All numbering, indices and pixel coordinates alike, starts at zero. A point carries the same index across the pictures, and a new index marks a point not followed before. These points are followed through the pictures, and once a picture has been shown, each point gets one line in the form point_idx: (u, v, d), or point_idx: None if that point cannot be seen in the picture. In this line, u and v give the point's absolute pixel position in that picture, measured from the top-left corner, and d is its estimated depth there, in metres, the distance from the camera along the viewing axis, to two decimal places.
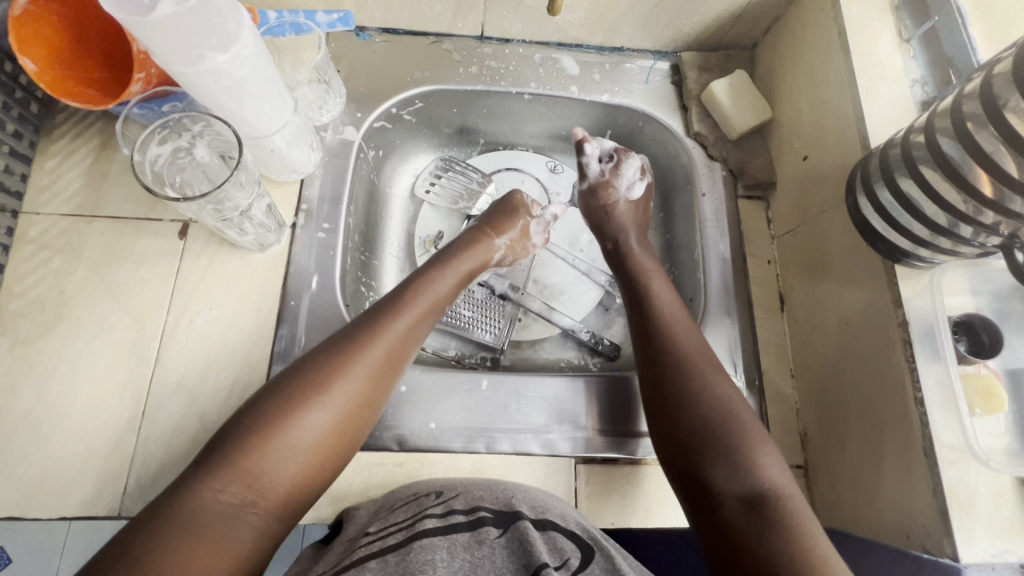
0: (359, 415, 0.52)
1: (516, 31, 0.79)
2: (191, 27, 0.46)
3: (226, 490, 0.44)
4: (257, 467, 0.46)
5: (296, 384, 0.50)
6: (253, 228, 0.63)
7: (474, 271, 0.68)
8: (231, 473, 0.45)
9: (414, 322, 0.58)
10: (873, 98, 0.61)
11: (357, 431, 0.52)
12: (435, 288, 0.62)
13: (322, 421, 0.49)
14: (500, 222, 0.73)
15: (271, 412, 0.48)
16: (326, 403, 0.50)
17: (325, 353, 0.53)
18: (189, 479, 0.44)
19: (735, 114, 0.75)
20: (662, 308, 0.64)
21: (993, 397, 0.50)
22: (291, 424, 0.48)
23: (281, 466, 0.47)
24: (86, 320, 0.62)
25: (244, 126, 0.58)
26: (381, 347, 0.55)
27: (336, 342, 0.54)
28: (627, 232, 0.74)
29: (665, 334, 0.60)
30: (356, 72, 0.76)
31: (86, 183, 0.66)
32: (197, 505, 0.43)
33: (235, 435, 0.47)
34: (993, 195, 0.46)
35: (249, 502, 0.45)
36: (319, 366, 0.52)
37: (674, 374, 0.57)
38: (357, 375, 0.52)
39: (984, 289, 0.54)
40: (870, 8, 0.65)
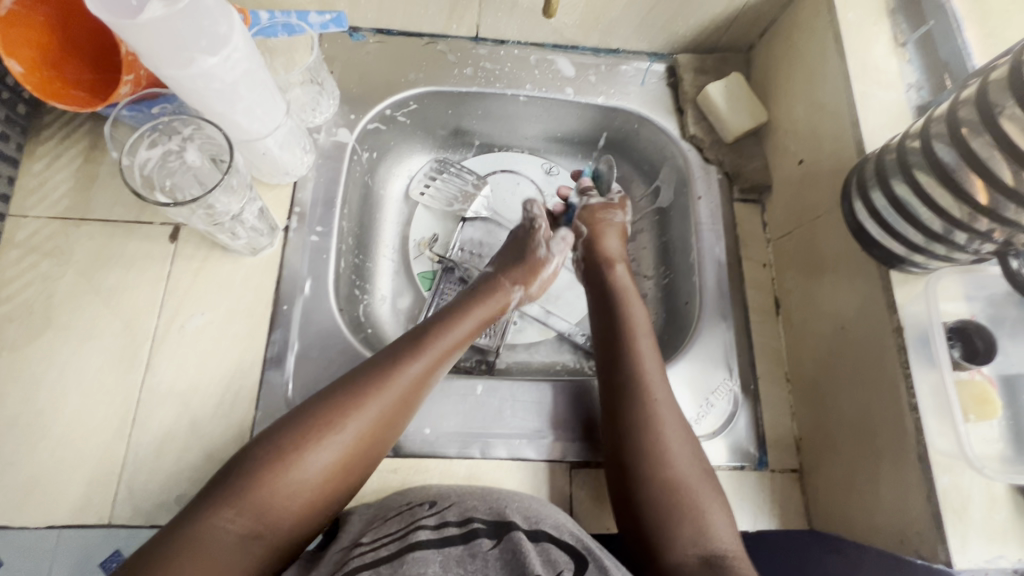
0: (370, 459, 0.52)
1: (511, 32, 0.78)
2: (182, 29, 0.46)
3: (237, 520, 0.45)
4: (270, 501, 0.46)
5: (315, 419, 0.50)
6: (245, 232, 0.62)
7: (489, 318, 0.67)
8: (243, 503, 0.45)
9: (430, 368, 0.58)
10: (869, 103, 0.61)
11: (367, 468, 0.52)
12: (453, 331, 0.61)
13: (336, 458, 0.49)
14: (524, 273, 0.72)
15: (288, 447, 0.48)
16: (340, 445, 0.50)
17: (340, 391, 0.53)
18: (202, 507, 0.45)
19: (730, 117, 0.75)
20: (643, 353, 0.61)
21: (987, 403, 0.50)
22: (303, 464, 0.48)
23: (291, 502, 0.47)
24: (76, 326, 0.61)
25: (235, 128, 0.57)
26: (396, 390, 0.54)
27: (351, 382, 0.54)
28: (617, 262, 0.73)
29: (643, 387, 0.58)
30: (350, 73, 0.76)
31: (75, 185, 0.65)
32: (206, 530, 0.44)
33: (251, 464, 0.47)
34: (988, 203, 0.46)
35: (256, 534, 0.45)
36: (336, 403, 0.51)
37: (644, 424, 0.56)
38: (370, 420, 0.52)
39: (978, 295, 0.54)
40: (866, 12, 0.65)
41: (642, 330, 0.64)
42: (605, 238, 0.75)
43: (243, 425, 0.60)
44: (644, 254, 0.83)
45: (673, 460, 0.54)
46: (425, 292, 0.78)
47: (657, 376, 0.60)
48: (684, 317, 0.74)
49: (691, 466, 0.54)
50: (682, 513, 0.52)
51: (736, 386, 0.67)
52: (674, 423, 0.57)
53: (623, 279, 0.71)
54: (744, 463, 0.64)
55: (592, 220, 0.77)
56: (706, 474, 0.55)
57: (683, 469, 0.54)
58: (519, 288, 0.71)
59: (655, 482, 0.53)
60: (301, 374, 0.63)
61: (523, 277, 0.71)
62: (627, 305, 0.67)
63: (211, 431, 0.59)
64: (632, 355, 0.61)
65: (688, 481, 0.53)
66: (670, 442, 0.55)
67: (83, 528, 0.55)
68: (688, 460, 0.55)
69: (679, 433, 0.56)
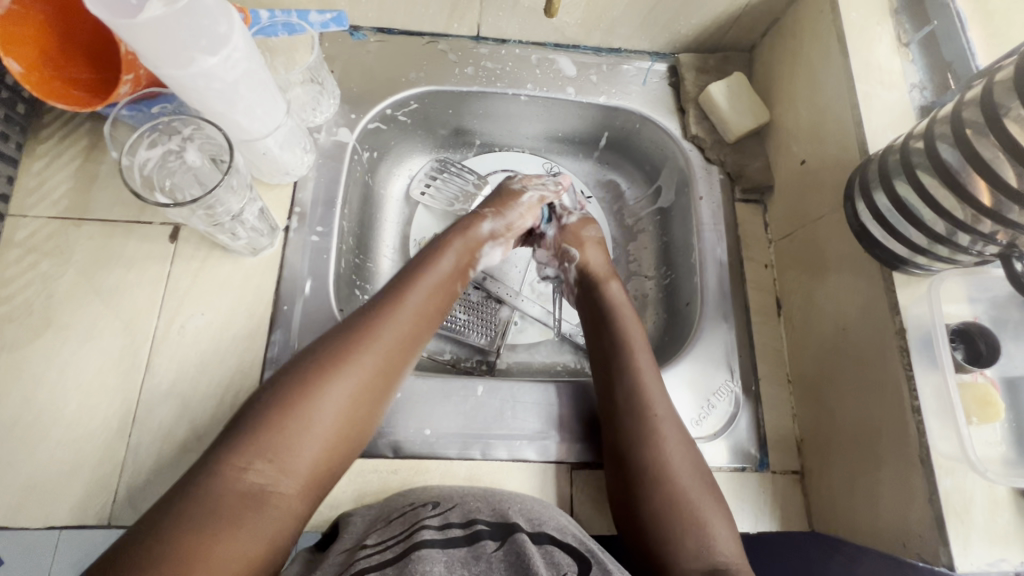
0: (380, 399, 0.53)
1: (513, 31, 0.78)
2: (181, 29, 0.45)
3: (253, 468, 0.44)
4: (286, 446, 0.46)
5: (318, 364, 0.50)
6: (245, 233, 0.62)
7: (466, 253, 0.65)
8: (256, 451, 0.45)
9: (427, 300, 0.58)
10: (872, 104, 0.61)
11: (377, 410, 0.52)
12: (441, 263, 0.62)
13: (345, 400, 0.50)
14: (494, 202, 0.72)
15: (296, 392, 0.48)
16: (349, 382, 0.50)
17: (342, 332, 0.53)
18: (213, 460, 0.45)
19: (733, 117, 0.75)
20: (642, 368, 0.60)
21: (990, 405, 0.50)
22: (313, 407, 0.48)
23: (308, 447, 0.47)
24: (75, 326, 0.61)
25: (235, 128, 0.57)
26: (399, 323, 0.55)
27: (351, 323, 0.54)
28: (611, 280, 0.70)
29: (644, 402, 0.58)
30: (350, 73, 0.75)
31: (75, 185, 0.65)
32: (223, 482, 0.43)
33: (260, 413, 0.47)
34: (991, 204, 0.45)
35: (275, 482, 0.45)
36: (339, 345, 0.51)
37: (645, 441, 0.55)
38: (376, 353, 0.52)
39: (981, 297, 0.54)
40: (869, 12, 0.65)
41: (641, 345, 0.62)
42: (589, 256, 0.72)
43: None
44: (645, 254, 0.83)
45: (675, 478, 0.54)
46: None
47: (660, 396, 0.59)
48: (685, 317, 0.74)
49: (694, 485, 0.53)
50: (683, 527, 0.51)
51: (737, 387, 0.67)
52: (675, 438, 0.56)
53: (618, 296, 0.68)
54: (745, 464, 0.64)
55: (575, 241, 0.74)
56: (710, 489, 0.54)
57: (687, 482, 0.53)
58: (490, 216, 0.70)
59: (657, 498, 0.53)
60: None
61: (494, 204, 0.71)
62: (621, 319, 0.65)
63: (211, 431, 0.59)
64: (631, 372, 0.60)
65: (691, 496, 0.53)
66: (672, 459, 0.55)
67: (84, 528, 0.55)
68: (691, 476, 0.54)
69: (680, 445, 0.56)
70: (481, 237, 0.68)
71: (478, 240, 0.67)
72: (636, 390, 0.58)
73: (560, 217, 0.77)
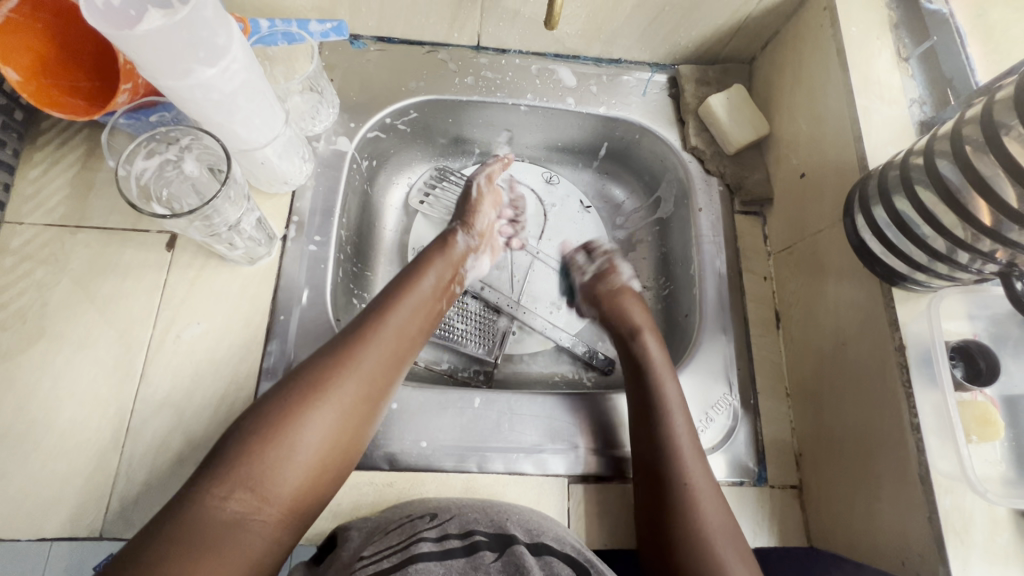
0: (363, 422, 0.53)
1: (513, 42, 0.78)
2: (181, 41, 0.45)
3: (233, 496, 0.44)
4: (266, 474, 0.46)
5: (300, 388, 0.50)
6: (243, 242, 0.62)
7: (448, 270, 0.67)
8: (236, 479, 0.45)
9: (408, 318, 0.59)
10: (872, 118, 0.61)
11: (361, 432, 0.53)
12: (419, 284, 0.62)
13: (328, 425, 0.50)
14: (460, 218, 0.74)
15: (277, 417, 0.48)
16: (331, 408, 0.51)
17: (322, 358, 0.53)
18: (193, 490, 0.44)
19: (733, 129, 0.75)
20: (671, 402, 0.60)
21: (989, 424, 0.49)
22: (296, 433, 0.48)
23: (288, 473, 0.47)
24: (69, 335, 0.60)
25: (233, 139, 0.57)
26: (379, 344, 0.56)
27: (331, 346, 0.54)
28: (644, 333, 0.68)
29: (672, 439, 0.58)
30: (350, 82, 0.75)
31: (72, 192, 0.65)
32: (202, 509, 0.43)
33: (241, 438, 0.47)
34: (991, 224, 0.45)
35: (255, 511, 0.45)
36: (320, 370, 0.52)
37: (673, 471, 0.56)
38: (358, 377, 0.53)
39: (981, 314, 0.54)
40: (870, 26, 0.65)
41: (670, 383, 0.62)
42: (635, 314, 0.71)
43: None
44: (644, 265, 0.83)
45: (704, 513, 0.54)
46: None
47: (685, 429, 0.59)
48: (684, 329, 0.73)
49: (719, 515, 0.54)
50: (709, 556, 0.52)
51: (735, 401, 0.67)
52: (700, 467, 0.57)
53: (653, 351, 0.65)
54: (744, 479, 0.63)
55: (608, 299, 0.73)
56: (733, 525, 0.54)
57: (712, 522, 0.54)
58: (460, 231, 0.72)
59: (687, 531, 0.53)
60: None
61: (460, 220, 0.73)
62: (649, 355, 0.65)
63: (205, 443, 0.58)
64: (661, 406, 0.60)
65: (714, 536, 0.53)
66: (701, 494, 0.55)
67: (75, 540, 0.54)
68: (717, 515, 0.54)
69: (710, 488, 0.56)
70: (458, 253, 0.69)
71: (456, 256, 0.69)
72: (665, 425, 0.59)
73: (581, 273, 0.78)
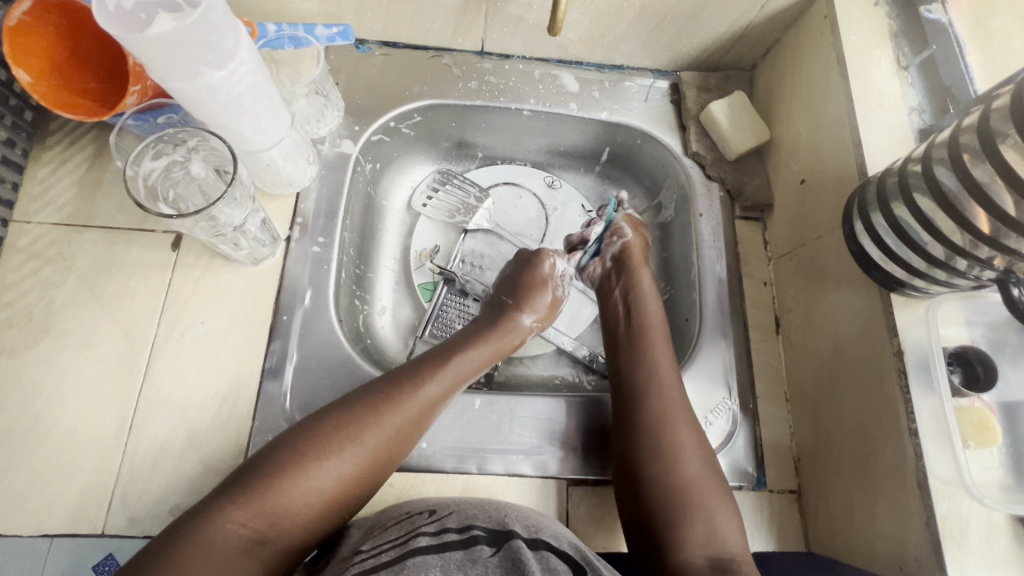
0: (383, 471, 0.53)
1: (516, 47, 0.78)
2: (189, 44, 0.46)
3: (247, 524, 0.45)
4: (282, 506, 0.47)
5: (330, 430, 0.51)
6: (248, 243, 0.63)
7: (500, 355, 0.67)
8: (256, 507, 0.46)
9: (447, 389, 0.59)
10: (871, 125, 0.61)
11: (379, 481, 0.53)
12: (468, 355, 0.62)
13: (351, 471, 0.51)
14: (529, 299, 0.70)
15: (303, 453, 0.50)
16: (357, 457, 0.51)
17: (357, 405, 0.54)
18: (211, 508, 0.46)
19: (734, 135, 0.75)
20: (659, 355, 0.63)
21: (987, 430, 0.50)
22: (317, 473, 0.49)
23: (302, 509, 0.48)
24: (75, 333, 0.61)
25: (240, 140, 0.58)
26: (414, 408, 0.56)
27: (370, 395, 0.55)
28: (642, 270, 0.71)
29: (661, 384, 0.61)
30: (355, 85, 0.76)
31: (79, 192, 0.66)
32: (217, 532, 0.44)
33: (266, 468, 0.48)
34: (990, 231, 0.45)
35: (265, 540, 0.46)
36: (352, 416, 0.53)
37: (660, 411, 0.59)
38: (387, 434, 0.53)
39: (979, 320, 0.54)
40: (869, 34, 0.66)
41: (657, 328, 0.66)
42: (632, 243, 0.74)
43: (239, 437, 0.59)
44: None
45: (683, 457, 0.57)
46: (425, 302, 0.78)
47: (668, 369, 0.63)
48: (684, 334, 0.74)
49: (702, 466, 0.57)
50: (692, 515, 0.54)
51: (735, 405, 0.67)
52: (682, 410, 0.59)
53: (645, 288, 0.70)
54: (744, 483, 0.64)
55: (634, 225, 0.75)
56: (725, 501, 0.55)
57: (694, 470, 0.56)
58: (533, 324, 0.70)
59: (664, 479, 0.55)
60: (298, 385, 0.63)
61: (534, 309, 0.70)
62: (641, 303, 0.68)
63: (208, 441, 0.59)
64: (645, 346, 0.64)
65: (701, 487, 0.55)
66: (691, 468, 0.56)
67: (77, 536, 0.54)
68: (698, 462, 0.57)
69: (692, 437, 0.58)
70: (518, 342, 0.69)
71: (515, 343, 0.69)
72: (660, 415, 0.59)
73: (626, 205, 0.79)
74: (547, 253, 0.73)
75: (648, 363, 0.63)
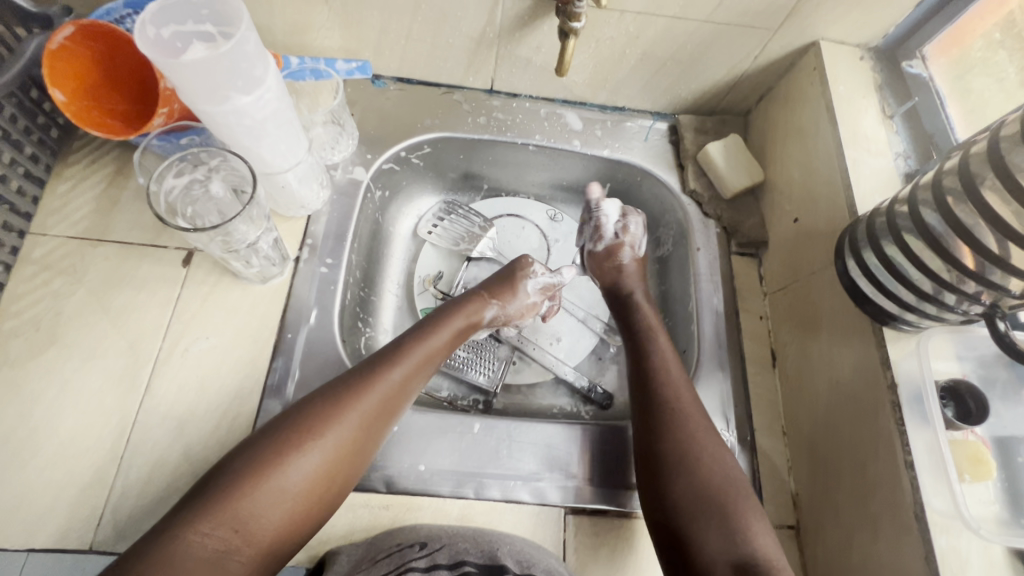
0: (349, 469, 0.53)
1: (524, 87, 0.82)
2: (219, 70, 0.49)
3: (213, 534, 0.45)
4: (246, 514, 0.47)
5: (290, 428, 0.52)
6: (259, 261, 0.64)
7: (466, 330, 0.69)
8: (219, 517, 0.46)
9: (410, 372, 0.60)
10: (860, 168, 0.65)
11: (349, 477, 0.54)
12: (433, 335, 0.64)
13: (317, 469, 0.51)
14: (501, 287, 0.73)
15: (266, 456, 0.50)
16: (320, 455, 0.51)
17: (317, 400, 0.54)
18: (174, 521, 0.45)
19: (729, 174, 0.79)
20: (665, 361, 0.66)
21: (981, 463, 0.51)
22: (282, 475, 0.49)
23: (269, 515, 0.48)
24: (80, 344, 0.61)
25: (258, 162, 0.60)
26: (375, 397, 0.56)
27: (328, 392, 0.55)
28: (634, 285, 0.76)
29: (667, 393, 0.62)
30: (370, 117, 0.80)
31: (96, 208, 0.68)
32: (181, 545, 0.44)
33: (225, 479, 0.48)
34: (975, 267, 0.48)
35: (235, 549, 0.46)
36: (311, 414, 0.53)
37: (669, 417, 0.60)
38: (351, 426, 0.54)
39: (969, 355, 0.56)
40: (856, 86, 0.71)
41: (662, 335, 0.69)
42: (625, 262, 0.77)
43: None
44: None
45: (700, 456, 0.57)
46: None
47: (676, 373, 0.64)
48: (682, 365, 0.75)
49: (720, 465, 0.57)
50: (718, 515, 0.53)
51: (733, 437, 0.67)
52: (694, 413, 0.61)
53: (641, 297, 0.75)
54: None
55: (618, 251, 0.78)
56: (744, 488, 0.56)
57: (715, 472, 0.56)
58: (495, 303, 0.72)
59: (685, 481, 0.55)
60: None
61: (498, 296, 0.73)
62: (648, 321, 0.71)
63: (205, 457, 0.59)
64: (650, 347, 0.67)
65: (721, 488, 0.55)
66: (709, 465, 0.56)
67: (63, 552, 0.53)
68: (720, 463, 0.57)
69: (709, 438, 0.59)
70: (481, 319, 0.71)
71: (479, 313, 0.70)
72: (668, 407, 0.61)
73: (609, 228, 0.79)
74: (528, 258, 0.77)
75: (655, 367, 0.65)
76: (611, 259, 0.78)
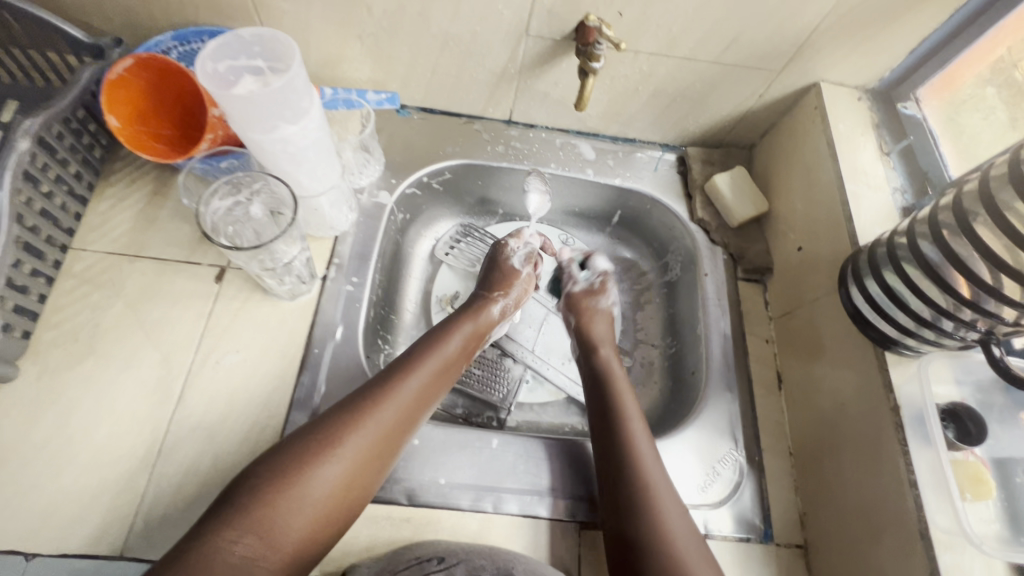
0: (370, 477, 0.56)
1: (540, 118, 0.87)
2: (271, 103, 0.53)
3: (241, 541, 0.47)
4: (274, 522, 0.48)
5: (315, 438, 0.54)
6: (291, 279, 0.68)
7: (477, 330, 0.71)
8: (247, 524, 0.47)
9: (426, 383, 0.62)
10: (860, 202, 0.69)
11: (367, 487, 0.55)
12: (444, 347, 0.66)
13: (340, 477, 0.53)
14: (498, 280, 0.76)
15: (295, 463, 0.51)
16: (341, 464, 0.53)
17: (340, 411, 0.57)
18: (207, 526, 0.47)
19: (735, 204, 0.83)
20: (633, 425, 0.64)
21: (981, 482, 0.54)
22: (309, 482, 0.51)
23: (294, 524, 0.49)
24: (116, 354, 0.64)
25: (296, 185, 0.64)
26: (395, 404, 0.59)
27: (348, 404, 0.57)
28: (602, 346, 0.75)
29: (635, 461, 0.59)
30: (394, 143, 0.84)
31: (135, 225, 0.71)
32: (212, 552, 0.45)
33: (248, 492, 0.49)
34: (971, 296, 0.51)
35: (260, 556, 0.47)
36: (337, 424, 0.55)
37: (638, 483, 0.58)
38: (371, 436, 0.56)
39: (967, 379, 0.59)
40: (854, 124, 0.75)
41: (627, 397, 0.67)
42: (601, 309, 0.79)
43: None
44: (652, 324, 0.88)
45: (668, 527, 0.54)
46: None
47: (643, 439, 0.62)
48: (690, 385, 0.77)
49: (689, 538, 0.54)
50: None
51: (741, 456, 0.69)
52: (662, 482, 0.58)
53: (609, 360, 0.73)
54: (751, 535, 0.65)
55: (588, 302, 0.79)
56: (708, 560, 0.53)
57: (683, 543, 0.54)
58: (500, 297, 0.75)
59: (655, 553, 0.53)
60: None
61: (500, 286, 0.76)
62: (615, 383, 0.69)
63: (233, 467, 0.60)
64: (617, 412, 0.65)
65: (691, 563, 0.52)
66: (677, 537, 0.54)
67: (94, 558, 0.55)
68: (687, 536, 0.54)
69: (677, 508, 0.57)
70: (488, 319, 0.73)
71: (484, 316, 0.73)
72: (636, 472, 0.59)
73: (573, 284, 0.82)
74: (503, 243, 0.80)
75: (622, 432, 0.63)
76: (591, 299, 0.80)
